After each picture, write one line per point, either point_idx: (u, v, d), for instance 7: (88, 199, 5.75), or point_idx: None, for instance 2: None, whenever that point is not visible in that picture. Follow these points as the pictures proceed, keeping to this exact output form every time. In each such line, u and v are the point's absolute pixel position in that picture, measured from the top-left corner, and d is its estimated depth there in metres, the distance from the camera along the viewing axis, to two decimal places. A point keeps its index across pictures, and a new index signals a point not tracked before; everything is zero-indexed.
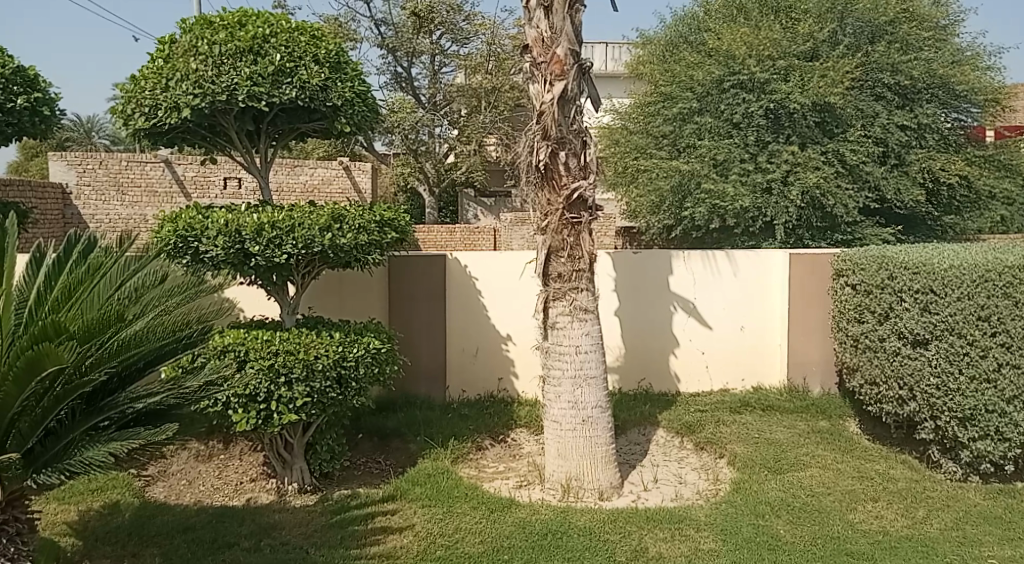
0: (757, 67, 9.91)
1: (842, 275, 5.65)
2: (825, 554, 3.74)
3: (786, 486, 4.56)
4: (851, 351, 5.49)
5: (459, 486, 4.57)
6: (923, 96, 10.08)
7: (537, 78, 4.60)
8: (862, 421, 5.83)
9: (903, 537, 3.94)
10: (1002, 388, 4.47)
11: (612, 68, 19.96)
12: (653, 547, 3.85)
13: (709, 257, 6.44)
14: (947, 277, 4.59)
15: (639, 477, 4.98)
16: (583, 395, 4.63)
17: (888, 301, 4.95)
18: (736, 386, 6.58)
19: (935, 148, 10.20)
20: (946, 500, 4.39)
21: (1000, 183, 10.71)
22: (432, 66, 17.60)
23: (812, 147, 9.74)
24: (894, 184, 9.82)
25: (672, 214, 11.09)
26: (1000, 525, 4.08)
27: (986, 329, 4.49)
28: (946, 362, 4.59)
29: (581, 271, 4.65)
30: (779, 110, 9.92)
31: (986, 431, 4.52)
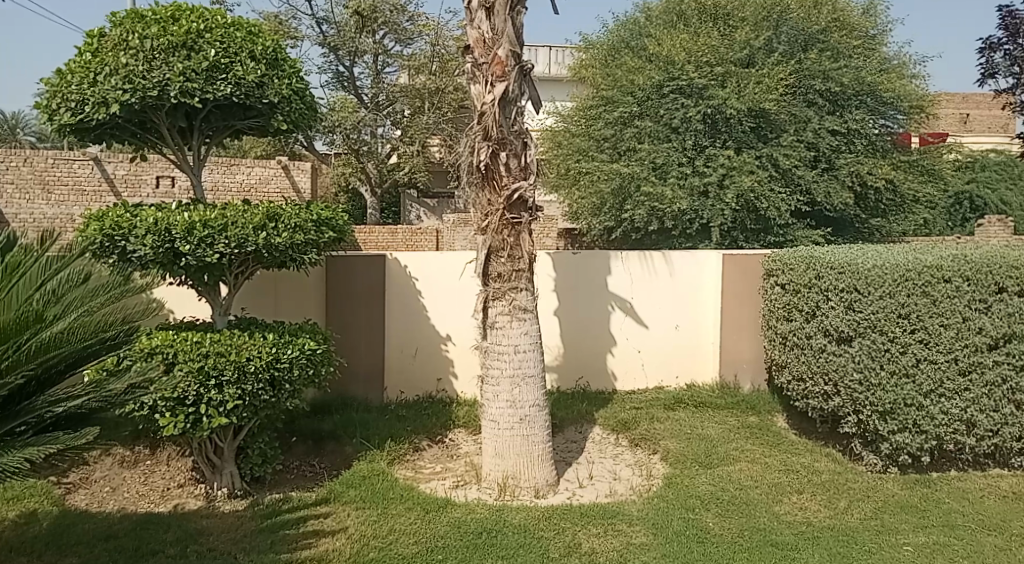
0: (696, 73, 10.16)
1: (772, 275, 5.83)
2: (751, 544, 3.86)
3: (715, 480, 4.67)
4: (780, 348, 5.66)
5: (395, 487, 4.54)
6: (852, 103, 10.44)
7: (477, 79, 4.60)
8: (789, 416, 6.01)
9: (824, 527, 4.07)
10: (919, 382, 4.69)
11: (556, 70, 20.19)
12: (586, 542, 3.89)
13: (646, 257, 6.55)
14: (870, 276, 4.77)
15: (575, 474, 5.03)
16: (521, 394, 4.66)
17: (815, 300, 5.11)
18: (671, 383, 6.70)
19: (864, 154, 10.56)
20: (867, 491, 4.56)
21: (923, 188, 11.19)
22: (375, 66, 17.43)
23: (748, 152, 10.02)
24: (825, 187, 10.15)
25: (613, 216, 11.25)
26: (916, 513, 4.26)
27: (906, 326, 4.69)
28: (867, 359, 4.77)
29: (521, 271, 4.68)
30: (716, 115, 10.15)
31: (905, 424, 4.71)
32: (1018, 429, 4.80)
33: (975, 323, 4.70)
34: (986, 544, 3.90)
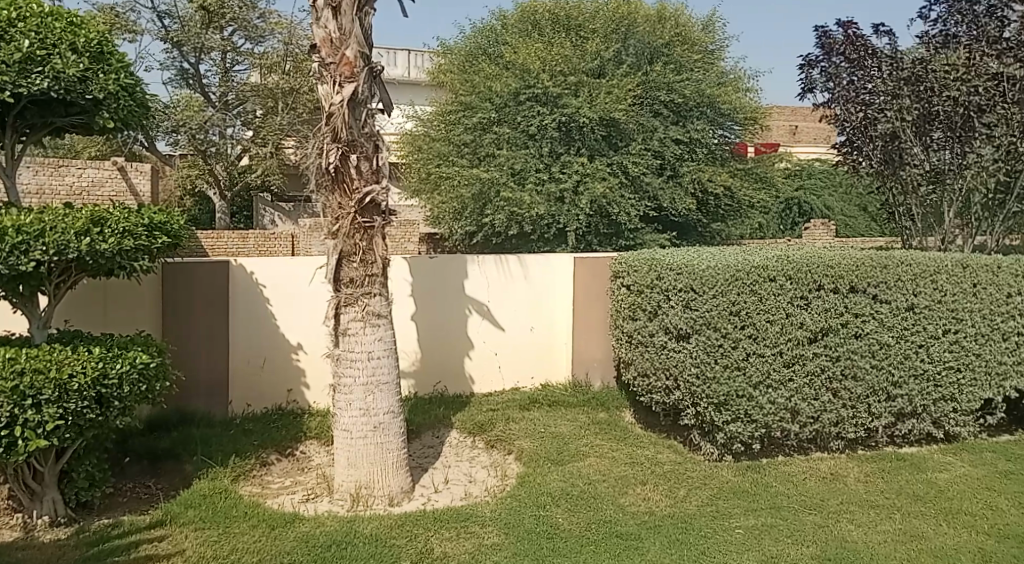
0: (550, 81, 10.42)
1: (618, 276, 6.08)
2: (597, 538, 4.01)
3: (566, 476, 4.81)
4: (626, 347, 5.92)
5: (239, 504, 4.33)
6: (693, 114, 11.10)
7: (325, 79, 4.49)
8: (635, 410, 6.28)
9: (666, 516, 4.30)
10: (749, 374, 5.06)
11: (415, 74, 20.13)
12: (438, 547, 3.88)
13: (501, 260, 6.64)
14: (704, 276, 5.06)
15: (430, 479, 5.01)
16: (373, 401, 4.57)
17: (656, 300, 5.37)
18: (527, 384, 6.82)
19: (705, 162, 11.23)
20: (704, 478, 4.85)
21: (757, 194, 12.07)
22: (223, 64, 16.61)
23: (600, 159, 10.39)
24: (670, 193, 10.72)
25: (473, 221, 11.33)
26: (746, 497, 4.57)
27: (736, 323, 5.03)
28: (703, 354, 5.07)
29: (374, 276, 4.60)
30: (570, 123, 10.45)
31: (737, 414, 5.06)
32: (834, 414, 5.25)
33: (796, 318, 5.10)
34: (805, 522, 4.26)
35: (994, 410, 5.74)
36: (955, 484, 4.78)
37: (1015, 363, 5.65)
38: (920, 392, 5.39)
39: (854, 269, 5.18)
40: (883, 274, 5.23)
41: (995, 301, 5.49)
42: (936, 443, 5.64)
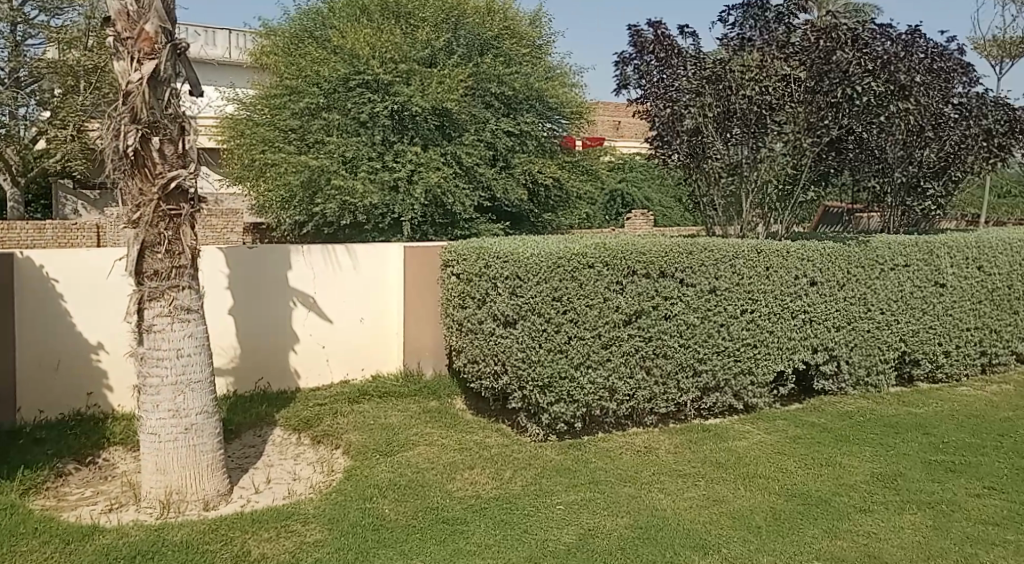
0: (380, 68, 10.23)
1: (447, 265, 6.11)
2: (424, 525, 4.04)
3: (394, 467, 4.78)
4: (456, 335, 5.97)
5: (28, 521, 3.91)
6: (523, 107, 11.37)
7: (121, 55, 4.13)
8: (466, 397, 6.35)
9: (491, 498, 4.41)
10: (571, 356, 5.27)
11: (237, 57, 19.20)
12: (256, 549, 3.73)
13: (328, 250, 6.44)
14: (529, 263, 5.18)
15: (250, 480, 4.78)
16: (184, 402, 4.29)
17: (484, 288, 5.44)
18: (356, 376, 6.68)
19: (535, 154, 11.51)
20: (529, 459, 5.00)
21: (583, 185, 12.56)
22: (13, 37, 14.91)
23: (434, 149, 10.34)
24: (503, 184, 10.88)
25: (303, 211, 10.94)
26: (568, 474, 4.77)
27: (559, 308, 5.21)
28: (528, 339, 5.20)
29: (182, 268, 4.30)
30: (402, 112, 10.33)
31: (560, 395, 5.27)
32: (648, 391, 5.60)
33: (613, 302, 5.35)
34: (621, 494, 4.51)
35: (785, 381, 6.32)
36: (751, 451, 5.24)
37: (802, 338, 6.19)
38: (722, 367, 5.85)
39: (664, 256, 5.53)
40: (688, 260, 5.62)
41: (785, 283, 6.05)
42: (737, 413, 6.15)
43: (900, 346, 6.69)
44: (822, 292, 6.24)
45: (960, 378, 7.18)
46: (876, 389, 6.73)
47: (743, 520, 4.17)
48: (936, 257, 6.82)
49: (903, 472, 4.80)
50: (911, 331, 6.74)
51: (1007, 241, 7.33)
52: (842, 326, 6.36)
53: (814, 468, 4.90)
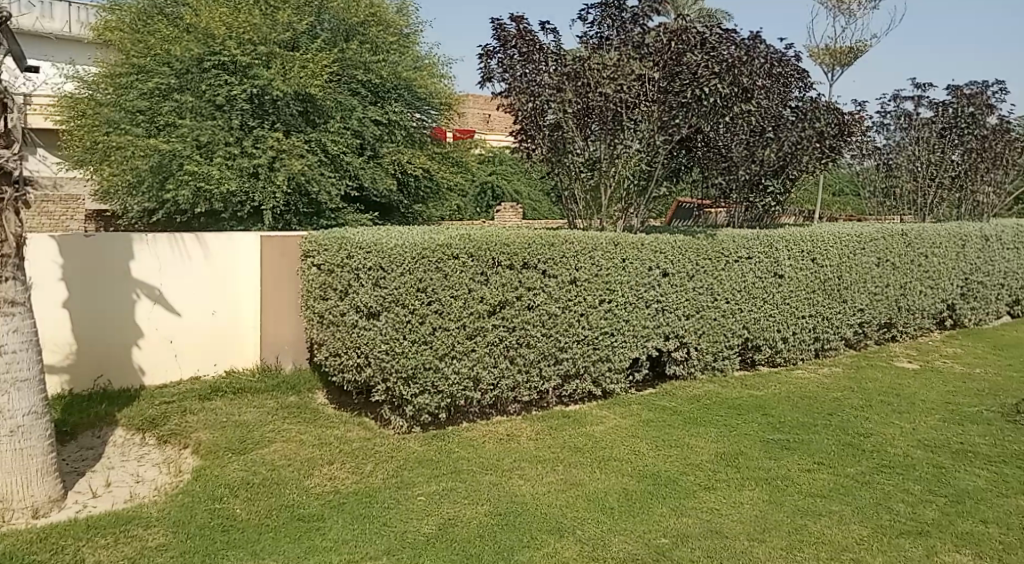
0: (238, 49, 9.74)
1: (308, 256, 5.93)
2: (278, 523, 3.94)
3: (248, 465, 4.61)
4: (317, 327, 5.82)
5: None
6: (390, 95, 11.23)
7: None
8: (327, 391, 6.19)
9: (350, 492, 4.34)
10: (436, 347, 5.25)
11: (79, 31, 17.86)
12: (90, 557, 3.58)
13: (175, 239, 6.09)
14: (393, 254, 5.12)
15: (87, 484, 4.45)
16: (9, 402, 3.92)
17: (347, 279, 5.33)
18: (209, 372, 6.36)
19: (403, 144, 11.37)
20: (391, 452, 4.95)
21: (453, 177, 12.54)
22: None
23: (297, 135, 9.98)
24: (371, 173, 10.67)
25: (153, 197, 10.29)
26: (429, 465, 4.77)
27: (424, 299, 5.18)
28: (392, 330, 5.15)
29: (5, 257, 3.89)
30: (261, 96, 9.91)
31: (424, 386, 5.25)
32: (511, 380, 5.68)
33: (477, 293, 5.39)
34: (482, 482, 4.56)
35: (641, 367, 6.59)
36: (608, 435, 5.44)
37: (656, 326, 6.49)
38: (582, 355, 6.03)
39: (527, 247, 5.62)
40: (550, 252, 5.74)
41: (640, 274, 6.31)
42: (596, 399, 6.34)
43: (744, 333, 7.15)
44: (674, 283, 6.56)
45: (796, 361, 7.76)
46: (722, 372, 7.16)
47: (597, 502, 4.33)
48: (775, 250, 7.35)
49: (744, 451, 5.14)
50: (753, 319, 7.22)
51: (837, 235, 7.97)
52: (692, 315, 6.73)
53: (665, 449, 5.16)
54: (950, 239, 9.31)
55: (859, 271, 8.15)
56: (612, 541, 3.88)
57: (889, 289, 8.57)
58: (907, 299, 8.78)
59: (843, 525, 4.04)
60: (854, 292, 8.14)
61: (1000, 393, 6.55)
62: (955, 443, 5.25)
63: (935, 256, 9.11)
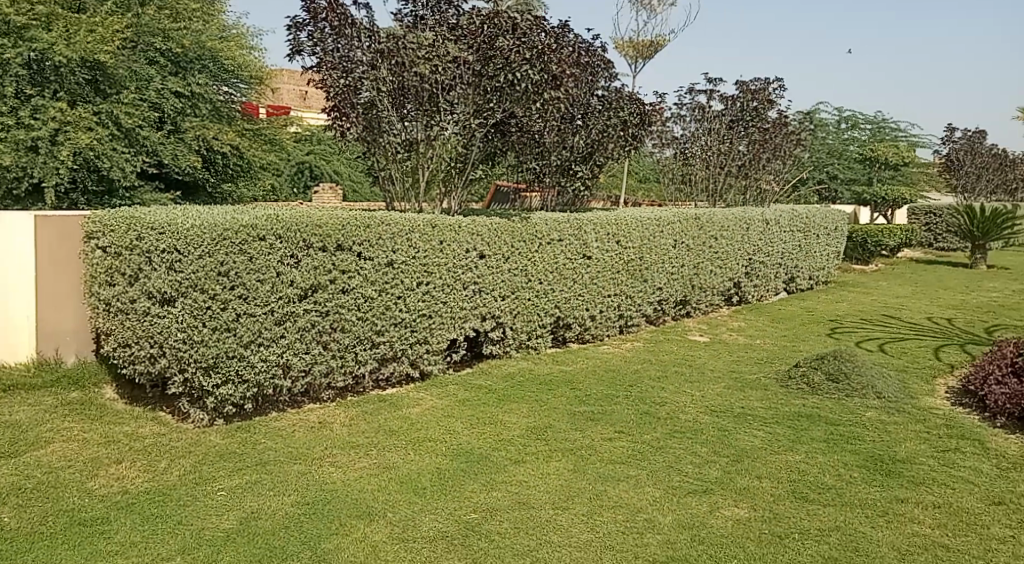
0: (9, 8, 8.65)
1: (92, 237, 5.39)
2: (58, 530, 3.61)
3: (20, 469, 4.17)
4: (104, 316, 5.35)
5: None
6: (194, 67, 10.60)
7: None
8: (118, 385, 5.71)
9: (141, 492, 4.03)
10: (240, 334, 4.99)
11: None
12: None
13: None
14: (189, 236, 4.79)
15: None
16: None
17: (136, 262, 4.90)
18: None
19: (208, 119, 10.70)
20: (188, 447, 4.65)
21: (265, 156, 12.01)
22: None
23: (83, 106, 8.98)
24: (172, 149, 9.91)
25: None
26: (232, 458, 4.53)
27: (225, 284, 4.90)
28: (189, 318, 4.82)
29: None
30: (42, 61, 8.80)
31: (227, 376, 4.99)
32: (324, 366, 5.51)
33: (285, 276, 5.17)
34: (288, 472, 4.40)
35: (458, 348, 6.64)
36: (423, 416, 5.44)
37: (473, 308, 6.56)
38: (399, 338, 5.96)
39: (340, 229, 5.46)
40: (365, 234, 5.62)
41: (457, 257, 6.33)
42: (413, 382, 6.31)
43: (555, 312, 7.43)
44: (490, 265, 6.66)
45: (602, 338, 8.18)
46: (535, 350, 7.39)
47: (409, 483, 4.32)
48: (584, 233, 7.68)
49: (552, 424, 5.34)
50: (565, 298, 7.51)
51: (640, 219, 8.47)
52: (506, 295, 6.87)
53: (478, 427, 5.24)
54: (737, 222, 10.22)
55: (658, 253, 8.73)
56: (422, 520, 3.89)
57: (685, 269, 9.26)
58: (700, 277, 9.54)
59: (638, 488, 4.30)
60: (654, 272, 8.71)
61: (774, 360, 7.30)
62: (737, 407, 5.78)
63: (723, 239, 9.96)
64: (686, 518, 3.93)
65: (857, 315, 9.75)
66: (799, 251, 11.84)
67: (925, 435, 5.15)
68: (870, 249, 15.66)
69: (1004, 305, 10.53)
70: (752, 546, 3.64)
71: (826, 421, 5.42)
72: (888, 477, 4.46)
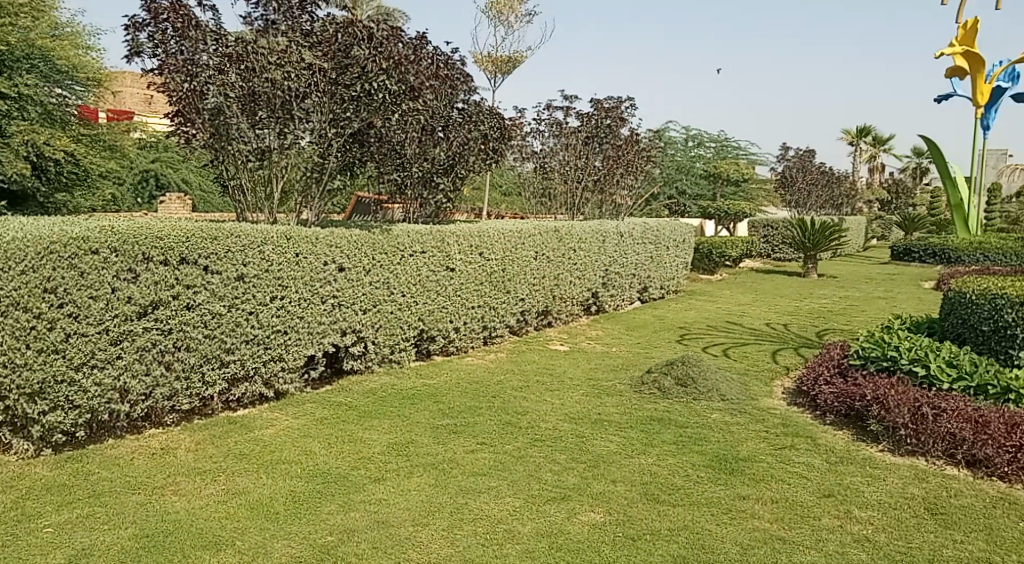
0: None
1: None
2: None
3: None
4: None
5: None
6: (21, 66, 9.71)
7: None
8: None
9: None
10: (69, 356, 4.59)
11: None
12: None
13: None
14: (8, 249, 4.33)
15: None
16: None
17: None
18: None
19: (38, 123, 9.86)
20: (9, 482, 4.23)
21: (105, 163, 11.20)
22: None
23: None
24: None
25: None
26: (61, 491, 4.16)
27: (53, 301, 4.49)
28: (9, 341, 4.37)
29: None
30: None
31: (55, 402, 4.57)
32: (168, 388, 5.17)
33: (122, 292, 4.82)
34: (126, 504, 4.09)
35: (316, 365, 6.43)
36: (278, 437, 5.22)
37: (332, 322, 6.38)
38: (252, 356, 5.69)
39: (184, 241, 5.16)
40: (212, 246, 5.34)
41: (314, 269, 6.14)
42: (267, 401, 6.04)
43: (419, 325, 7.36)
44: (349, 278, 6.51)
45: (466, 350, 8.19)
46: (399, 364, 7.28)
47: (261, 508, 4.12)
48: (446, 245, 7.67)
49: (413, 438, 5.28)
50: (428, 311, 7.47)
51: (502, 231, 8.57)
52: (367, 309, 6.73)
53: (336, 446, 5.09)
54: (594, 235, 10.57)
55: (520, 264, 8.87)
56: (275, 547, 3.72)
57: (545, 280, 9.46)
58: (560, 288, 9.79)
59: (499, 499, 4.33)
60: (516, 283, 8.84)
61: (629, 367, 7.60)
62: (594, 414, 5.95)
63: (581, 250, 10.27)
64: (544, 526, 4.00)
65: (704, 322, 10.35)
66: (651, 262, 12.41)
67: (764, 434, 5.51)
68: (716, 259, 16.68)
69: (830, 311, 11.51)
70: (607, 550, 3.74)
71: (676, 424, 5.69)
72: (732, 475, 4.73)
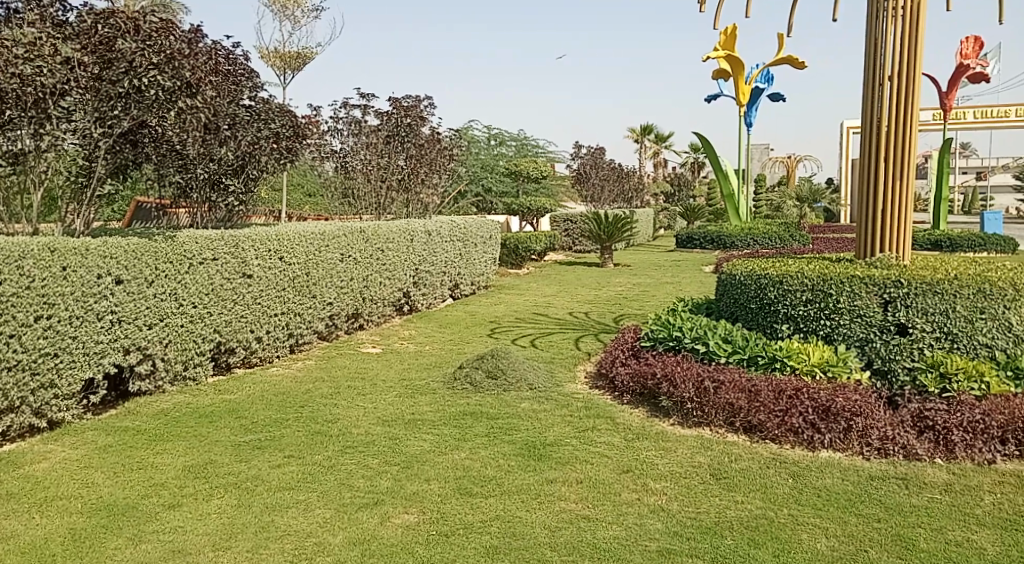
0: None
1: None
2: None
3: None
4: None
5: None
6: None
7: None
8: None
9: None
10: None
11: None
12: None
13: None
14: None
15: None
16: None
17: None
18: None
19: None
20: None
21: None
22: None
23: None
24: None
25: None
26: None
27: None
28: None
29: None
30: None
31: None
32: None
33: None
34: None
35: (97, 389, 5.85)
36: (53, 471, 4.68)
37: (112, 340, 5.82)
38: (16, 384, 5.03)
39: None
40: None
41: (86, 284, 5.55)
42: (38, 433, 5.40)
43: (215, 337, 6.92)
44: (129, 290, 5.97)
45: (271, 359, 7.83)
46: (194, 381, 6.82)
47: (33, 552, 3.68)
48: (241, 250, 7.27)
49: (213, 459, 4.95)
50: (225, 321, 7.04)
51: (303, 234, 8.26)
52: (153, 323, 6.22)
53: (123, 475, 4.66)
54: (401, 234, 10.49)
55: (324, 267, 8.61)
56: None
57: (353, 282, 9.27)
58: (369, 289, 9.63)
59: (308, 512, 4.17)
60: (321, 287, 8.58)
61: (441, 364, 7.64)
62: (407, 414, 5.91)
63: (389, 250, 10.16)
64: (356, 534, 3.91)
65: (512, 315, 10.65)
66: (460, 259, 12.56)
67: (568, 419, 5.77)
68: (522, 254, 17.22)
69: (626, 297, 12.28)
70: (421, 549, 3.74)
71: (487, 417, 5.79)
72: (540, 461, 4.90)
